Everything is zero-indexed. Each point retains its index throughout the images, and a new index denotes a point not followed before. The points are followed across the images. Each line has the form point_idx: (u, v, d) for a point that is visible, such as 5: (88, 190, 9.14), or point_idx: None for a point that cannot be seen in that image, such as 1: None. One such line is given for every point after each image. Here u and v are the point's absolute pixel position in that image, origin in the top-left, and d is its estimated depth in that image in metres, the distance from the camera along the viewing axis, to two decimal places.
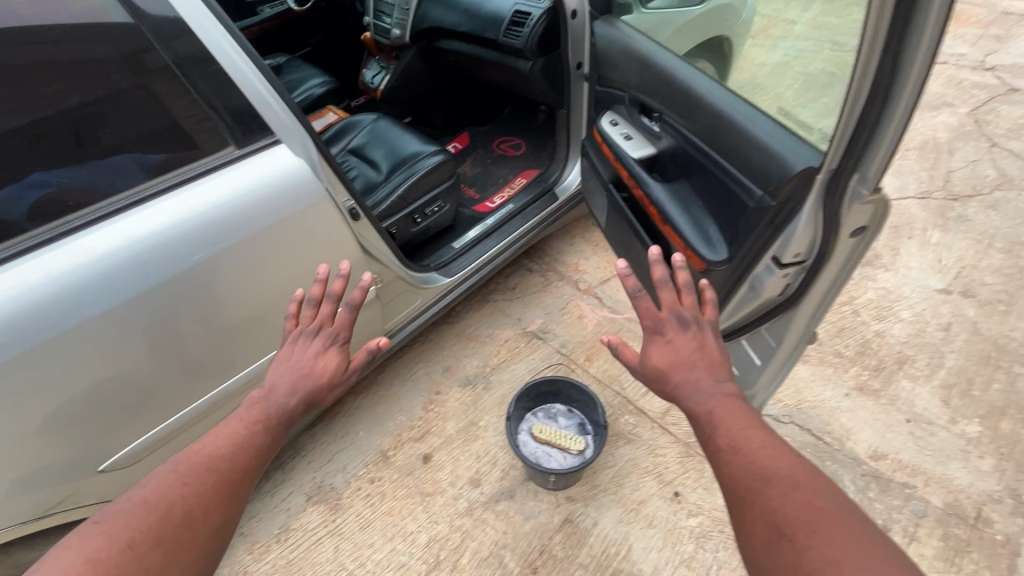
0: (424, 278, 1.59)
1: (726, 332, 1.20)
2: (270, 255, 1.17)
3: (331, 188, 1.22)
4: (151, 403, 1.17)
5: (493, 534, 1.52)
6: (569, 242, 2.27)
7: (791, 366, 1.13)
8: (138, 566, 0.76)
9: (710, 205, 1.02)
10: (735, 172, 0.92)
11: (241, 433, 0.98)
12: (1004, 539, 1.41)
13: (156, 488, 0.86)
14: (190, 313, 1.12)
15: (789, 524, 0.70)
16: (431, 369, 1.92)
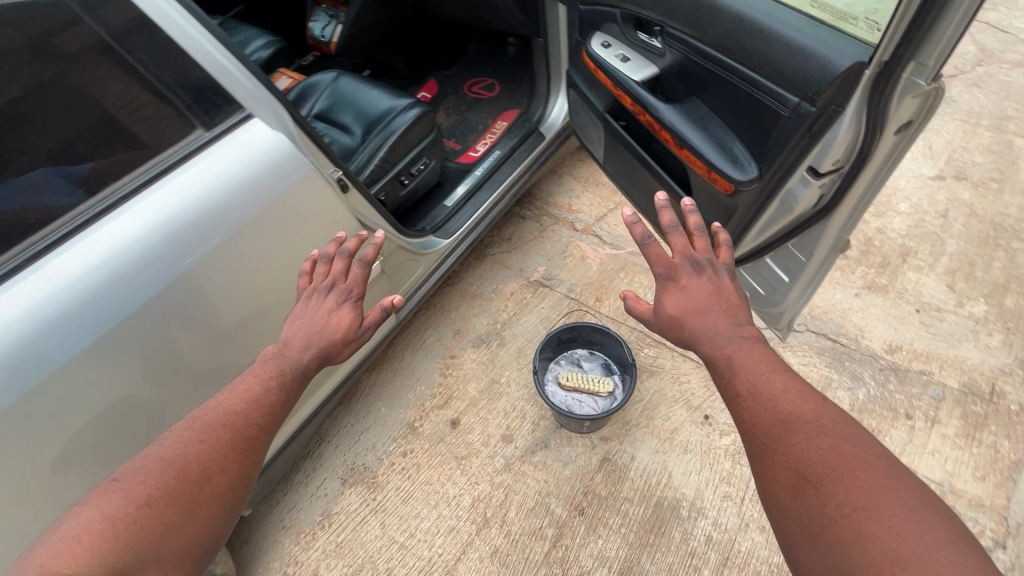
0: (423, 244, 1.51)
1: (749, 254, 1.17)
2: (264, 247, 1.08)
3: (315, 161, 1.11)
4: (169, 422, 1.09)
5: (535, 484, 1.54)
6: (557, 182, 2.18)
7: (821, 278, 1.11)
8: (154, 524, 0.75)
9: (732, 121, 0.95)
10: (762, 81, 0.85)
11: (255, 389, 0.96)
12: (1018, 408, 1.48)
13: (170, 450, 0.84)
14: (192, 321, 1.03)
15: (813, 470, 0.69)
16: (441, 334, 1.87)
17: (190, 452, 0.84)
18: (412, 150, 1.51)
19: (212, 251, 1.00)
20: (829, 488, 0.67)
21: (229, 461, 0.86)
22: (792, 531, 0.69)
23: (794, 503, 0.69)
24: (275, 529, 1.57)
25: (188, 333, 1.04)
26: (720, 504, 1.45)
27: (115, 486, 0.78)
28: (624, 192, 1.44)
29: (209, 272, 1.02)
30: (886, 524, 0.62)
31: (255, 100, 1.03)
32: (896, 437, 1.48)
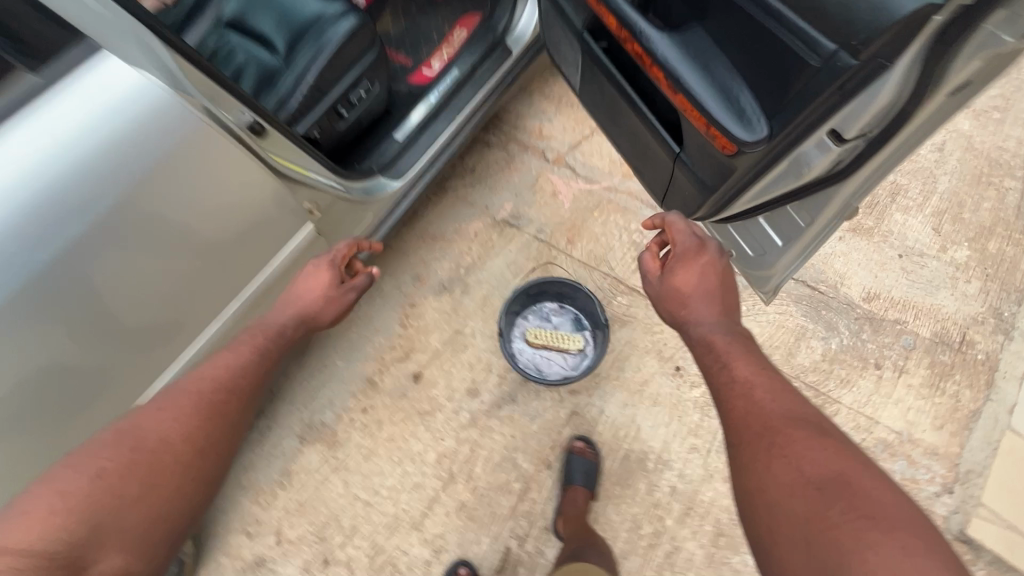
0: (370, 189, 1.30)
1: (740, 214, 1.03)
2: (179, 205, 0.89)
3: (212, 102, 0.86)
4: (99, 384, 1.02)
5: (501, 439, 1.50)
6: (527, 102, 1.92)
7: (816, 246, 1.00)
8: (114, 494, 0.74)
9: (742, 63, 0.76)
10: (791, 15, 0.66)
11: (232, 367, 0.96)
12: (985, 357, 1.48)
13: (147, 426, 0.84)
14: (106, 298, 0.90)
15: (810, 470, 0.72)
16: (400, 280, 1.71)
17: (158, 428, 0.84)
18: (350, 72, 1.23)
19: (114, 227, 0.83)
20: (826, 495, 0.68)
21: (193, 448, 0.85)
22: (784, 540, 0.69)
23: (784, 512, 0.70)
24: (232, 488, 1.51)
25: (106, 310, 0.92)
26: (686, 456, 1.44)
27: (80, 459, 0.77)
28: (604, 129, 1.25)
29: (116, 249, 0.86)
30: (885, 531, 0.62)
31: (106, 27, 0.74)
32: (863, 387, 1.47)
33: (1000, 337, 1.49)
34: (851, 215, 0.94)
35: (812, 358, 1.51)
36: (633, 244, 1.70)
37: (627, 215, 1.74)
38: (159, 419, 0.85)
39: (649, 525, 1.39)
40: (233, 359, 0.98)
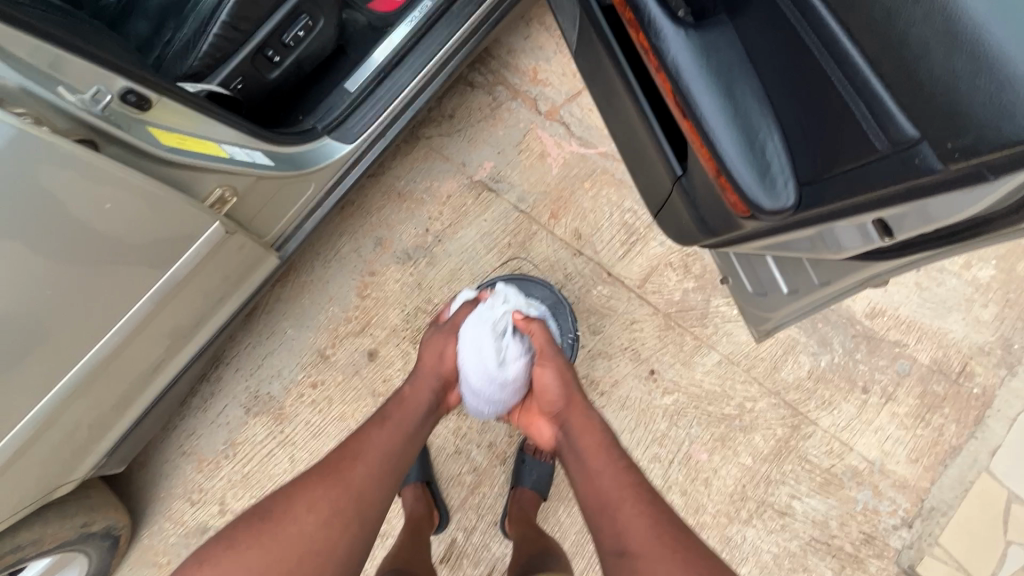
0: (298, 159, 1.06)
1: (713, 244, 0.81)
2: (79, 174, 0.75)
3: (41, 80, 0.69)
4: (35, 354, 0.85)
5: (456, 429, 1.42)
6: (522, 34, 1.62)
7: (826, 303, 0.82)
8: (276, 527, 0.74)
9: (924, 87, 0.41)
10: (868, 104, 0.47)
11: (378, 444, 0.88)
12: (979, 392, 1.36)
13: (267, 537, 0.73)
14: (58, 243, 0.78)
15: (607, 497, 0.82)
16: (360, 243, 1.53)
17: (298, 530, 0.74)
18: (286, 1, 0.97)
19: (54, 156, 0.72)
20: (655, 498, 0.81)
21: (339, 532, 0.76)
22: (625, 536, 0.76)
23: (610, 520, 0.79)
24: (174, 454, 1.45)
25: (38, 247, 0.77)
26: (647, 465, 1.38)
27: (232, 556, 0.71)
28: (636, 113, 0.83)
29: (66, 161, 0.73)
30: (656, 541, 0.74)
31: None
32: (846, 411, 1.38)
33: (1003, 372, 1.37)
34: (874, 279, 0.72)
35: (797, 375, 1.40)
36: (624, 226, 1.50)
37: (622, 191, 1.52)
38: (294, 514, 0.75)
39: None
40: (374, 433, 0.90)
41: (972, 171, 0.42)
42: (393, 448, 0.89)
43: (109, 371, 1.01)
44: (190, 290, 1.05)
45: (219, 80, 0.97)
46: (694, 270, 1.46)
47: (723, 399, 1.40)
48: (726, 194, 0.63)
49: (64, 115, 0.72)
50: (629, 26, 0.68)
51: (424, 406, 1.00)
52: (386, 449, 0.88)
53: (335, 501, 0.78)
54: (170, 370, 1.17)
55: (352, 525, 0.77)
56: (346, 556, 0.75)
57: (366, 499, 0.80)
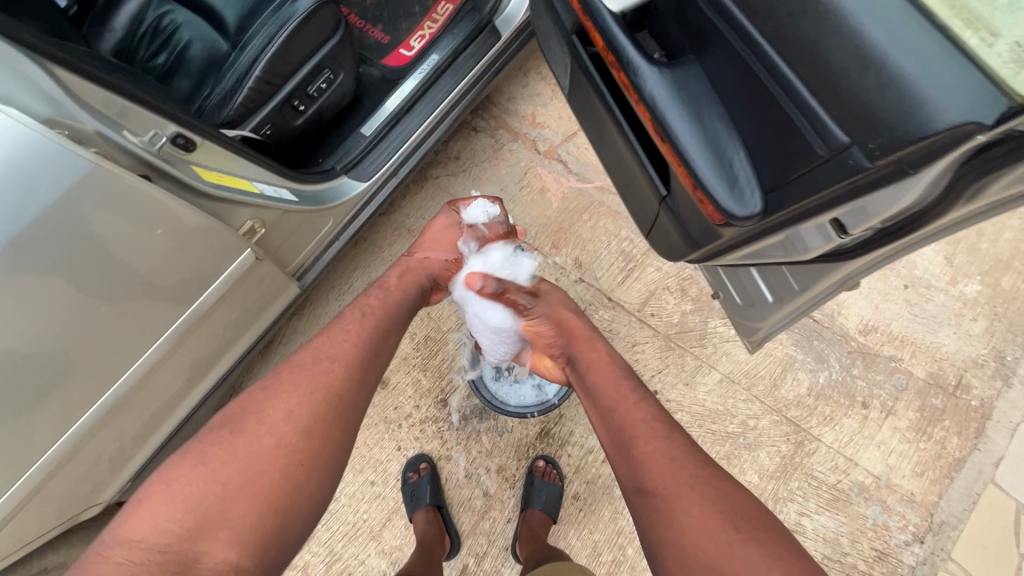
0: (318, 195, 1.16)
1: (696, 255, 0.88)
2: (128, 209, 0.84)
3: (110, 125, 0.79)
4: (75, 376, 0.93)
5: (466, 454, 1.45)
6: (520, 83, 1.76)
7: (810, 308, 0.88)
8: (254, 439, 0.76)
9: (850, 103, 0.49)
10: (814, 107, 0.53)
11: (347, 343, 0.91)
12: (978, 405, 1.39)
13: (241, 446, 0.76)
14: (106, 274, 0.87)
15: (642, 429, 0.83)
16: (372, 276, 1.62)
17: (276, 441, 0.77)
18: (311, 58, 1.08)
19: (110, 197, 0.81)
20: (677, 434, 0.83)
21: (319, 436, 0.80)
22: (646, 474, 0.78)
23: (627, 459, 0.81)
24: None
25: (83, 278, 0.84)
26: None
27: (203, 470, 0.73)
28: (624, 144, 0.93)
29: (120, 200, 0.82)
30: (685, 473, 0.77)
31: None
32: (847, 426, 1.41)
33: (998, 383, 1.40)
34: (845, 277, 0.78)
35: (797, 392, 1.44)
36: (621, 254, 1.58)
37: (618, 221, 1.61)
38: (267, 425, 0.78)
39: (610, 553, 1.36)
40: (345, 336, 0.93)
41: (896, 167, 0.48)
42: (364, 351, 0.92)
43: (132, 403, 1.07)
44: (216, 317, 1.12)
45: (251, 126, 1.07)
46: (691, 293, 1.53)
47: (726, 417, 1.43)
48: (703, 205, 0.71)
49: (127, 154, 0.83)
50: (611, 67, 0.79)
51: (409, 295, 1.08)
52: (359, 348, 0.91)
53: (313, 404, 0.82)
54: (189, 401, 1.23)
55: (325, 430, 0.81)
56: (327, 466, 0.79)
57: (340, 403, 0.84)
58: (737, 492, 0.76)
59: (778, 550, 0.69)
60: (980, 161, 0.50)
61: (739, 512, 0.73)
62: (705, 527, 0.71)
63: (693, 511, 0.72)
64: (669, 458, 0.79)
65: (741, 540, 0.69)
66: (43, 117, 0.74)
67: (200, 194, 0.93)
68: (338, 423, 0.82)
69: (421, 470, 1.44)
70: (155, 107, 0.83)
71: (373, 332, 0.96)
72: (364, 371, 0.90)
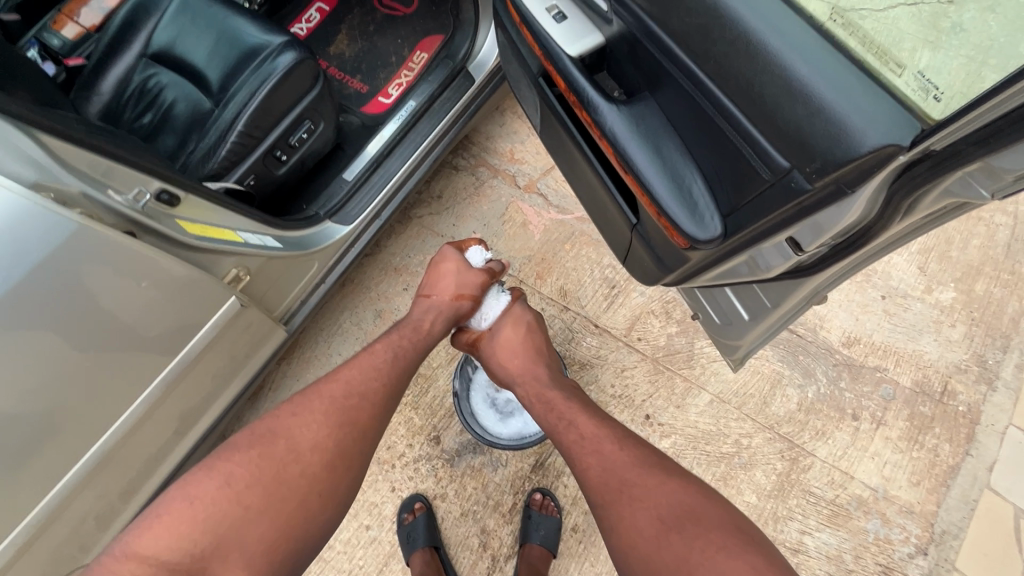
0: (302, 241, 1.19)
1: (670, 279, 0.91)
2: (116, 264, 0.86)
3: (95, 185, 0.82)
4: (61, 433, 0.92)
5: (462, 491, 1.44)
6: (497, 122, 1.83)
7: (785, 323, 0.91)
8: (282, 468, 0.82)
9: (787, 132, 0.53)
10: (754, 134, 0.57)
11: (368, 377, 0.96)
12: (965, 410, 1.40)
13: (267, 471, 0.80)
14: (93, 329, 0.88)
15: (575, 441, 0.91)
16: (360, 317, 1.63)
17: (301, 471, 0.82)
18: (293, 110, 1.13)
19: (98, 254, 0.83)
20: (614, 442, 0.89)
21: (338, 466, 0.85)
22: (589, 485, 0.86)
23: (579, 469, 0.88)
24: None
25: (71, 333, 0.85)
26: None
27: (228, 491, 0.78)
28: (593, 176, 0.97)
29: (108, 257, 0.84)
30: (617, 479, 0.84)
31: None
32: (840, 439, 1.41)
33: (984, 388, 1.42)
34: (812, 291, 0.80)
35: (787, 408, 1.44)
36: (604, 280, 1.61)
37: (600, 248, 1.65)
38: (296, 455, 0.83)
39: None
40: (373, 369, 0.98)
41: (834, 187, 0.51)
42: (387, 385, 0.97)
43: (118, 458, 1.06)
44: (204, 365, 1.13)
45: (236, 177, 1.10)
46: (676, 315, 1.55)
47: (720, 438, 1.43)
48: (669, 231, 0.74)
49: (113, 212, 0.85)
50: (573, 105, 0.84)
51: (431, 334, 1.12)
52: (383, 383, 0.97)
53: (340, 438, 0.87)
54: (177, 454, 1.21)
55: (345, 460, 0.86)
56: (341, 494, 0.85)
57: (363, 438, 0.89)
58: (669, 486, 0.82)
59: (703, 533, 0.76)
60: (907, 179, 0.54)
61: (664, 503, 0.80)
62: (643, 530, 0.78)
63: (623, 516, 0.81)
64: (605, 467, 0.86)
65: (666, 532, 0.77)
66: (31, 182, 0.76)
67: (188, 247, 0.95)
68: (356, 451, 0.87)
69: (416, 511, 1.41)
70: (140, 166, 0.86)
71: (395, 368, 1.00)
72: (384, 404, 0.95)
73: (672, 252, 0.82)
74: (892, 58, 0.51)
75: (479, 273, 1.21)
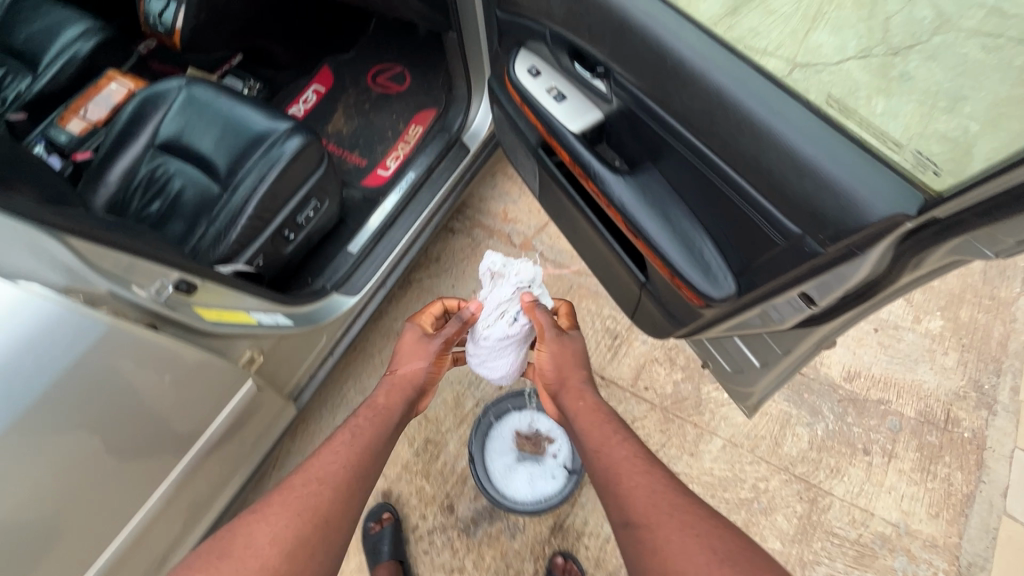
0: (312, 314, 1.19)
1: (681, 331, 0.93)
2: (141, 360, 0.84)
3: (121, 283, 0.79)
4: (74, 540, 0.87)
5: (481, 561, 1.39)
6: (489, 184, 1.89)
7: (796, 369, 0.93)
8: (238, 568, 0.74)
9: (801, 203, 0.57)
10: (764, 204, 0.61)
11: (334, 461, 0.91)
12: (971, 436, 1.43)
13: (224, 574, 0.74)
14: (117, 427, 0.85)
15: (607, 472, 0.92)
16: (365, 385, 1.61)
17: (260, 567, 0.75)
18: (300, 190, 1.16)
19: (126, 352, 0.81)
20: (664, 470, 0.90)
21: (302, 561, 0.78)
22: (630, 508, 0.84)
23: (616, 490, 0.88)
24: None
25: (97, 434, 0.83)
26: None
27: None
28: (599, 238, 1.01)
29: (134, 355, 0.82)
30: (662, 501, 0.83)
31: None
32: (855, 476, 1.41)
33: (984, 413, 1.45)
34: (823, 339, 0.82)
35: (800, 447, 1.45)
36: (607, 331, 1.63)
37: (599, 300, 1.68)
38: (254, 552, 0.76)
39: None
40: (338, 451, 0.93)
41: (848, 251, 0.55)
42: (354, 464, 0.92)
43: (128, 560, 1.00)
44: (218, 450, 1.10)
45: (246, 258, 1.12)
46: (679, 361, 1.57)
47: (737, 483, 1.43)
48: (683, 292, 0.78)
49: (137, 308, 0.83)
50: (580, 177, 0.89)
51: (400, 409, 1.07)
52: (350, 464, 0.92)
53: (300, 526, 0.81)
54: (185, 549, 1.15)
55: (307, 553, 0.79)
56: None
57: (329, 528, 0.83)
58: (713, 520, 0.80)
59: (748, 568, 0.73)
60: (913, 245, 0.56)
61: (711, 532, 0.78)
62: (686, 555, 0.75)
63: (670, 537, 0.77)
64: (652, 488, 0.85)
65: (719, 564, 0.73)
66: (61, 287, 0.74)
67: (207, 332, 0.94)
68: (324, 541, 0.81)
69: (384, 520, 1.42)
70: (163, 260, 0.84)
71: (362, 450, 0.95)
72: (354, 487, 0.90)
73: (685, 308, 0.85)
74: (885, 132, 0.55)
75: (437, 340, 1.15)
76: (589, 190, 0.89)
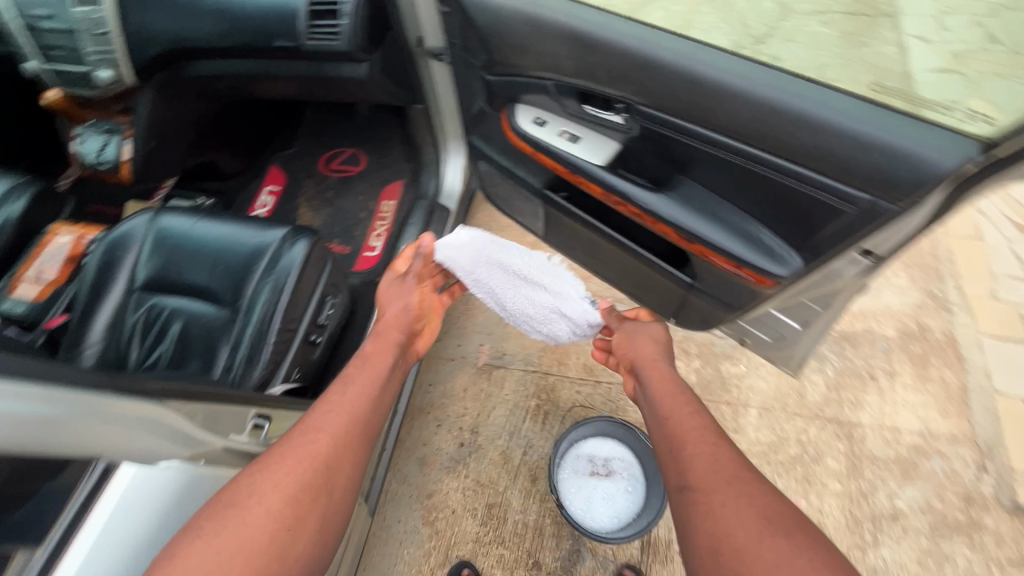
0: None
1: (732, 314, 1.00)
2: None
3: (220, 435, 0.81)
4: None
5: None
6: None
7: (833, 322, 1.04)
8: (250, 516, 0.68)
9: (863, 172, 0.66)
10: (824, 183, 0.71)
11: (336, 420, 0.84)
12: (943, 336, 1.65)
13: (232, 523, 0.66)
14: None
15: (675, 429, 0.89)
16: (405, 472, 1.50)
17: (266, 509, 0.69)
18: (315, 293, 1.11)
19: None
20: (733, 446, 0.84)
21: (303, 515, 0.72)
22: (688, 471, 0.81)
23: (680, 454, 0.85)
24: None
25: None
26: None
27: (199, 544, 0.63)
28: (634, 255, 1.08)
29: None
30: (719, 473, 0.78)
31: (114, 424, 0.64)
32: (873, 401, 1.57)
33: (945, 313, 1.68)
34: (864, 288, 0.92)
35: (820, 392, 1.58)
36: None
37: None
38: (259, 495, 0.70)
39: None
40: (333, 400, 0.88)
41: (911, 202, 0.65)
42: (355, 415, 0.87)
43: None
44: None
45: (281, 377, 1.04)
46: (693, 349, 1.66)
47: (784, 443, 1.52)
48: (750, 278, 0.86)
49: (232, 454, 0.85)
50: (615, 204, 0.95)
51: (388, 360, 1.02)
52: (348, 416, 0.85)
53: (302, 472, 0.75)
54: None
55: (304, 518, 0.72)
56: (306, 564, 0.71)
57: (329, 469, 0.77)
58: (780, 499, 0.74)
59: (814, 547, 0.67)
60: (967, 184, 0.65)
61: (769, 505, 0.73)
62: (734, 525, 0.71)
63: (725, 501, 0.74)
64: (712, 457, 0.81)
65: (773, 533, 0.69)
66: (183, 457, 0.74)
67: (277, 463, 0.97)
68: (327, 486, 0.76)
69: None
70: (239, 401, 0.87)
71: (361, 406, 0.89)
72: (351, 440, 0.84)
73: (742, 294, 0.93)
74: (912, 99, 0.65)
75: (410, 279, 1.15)
76: (626, 213, 0.96)
